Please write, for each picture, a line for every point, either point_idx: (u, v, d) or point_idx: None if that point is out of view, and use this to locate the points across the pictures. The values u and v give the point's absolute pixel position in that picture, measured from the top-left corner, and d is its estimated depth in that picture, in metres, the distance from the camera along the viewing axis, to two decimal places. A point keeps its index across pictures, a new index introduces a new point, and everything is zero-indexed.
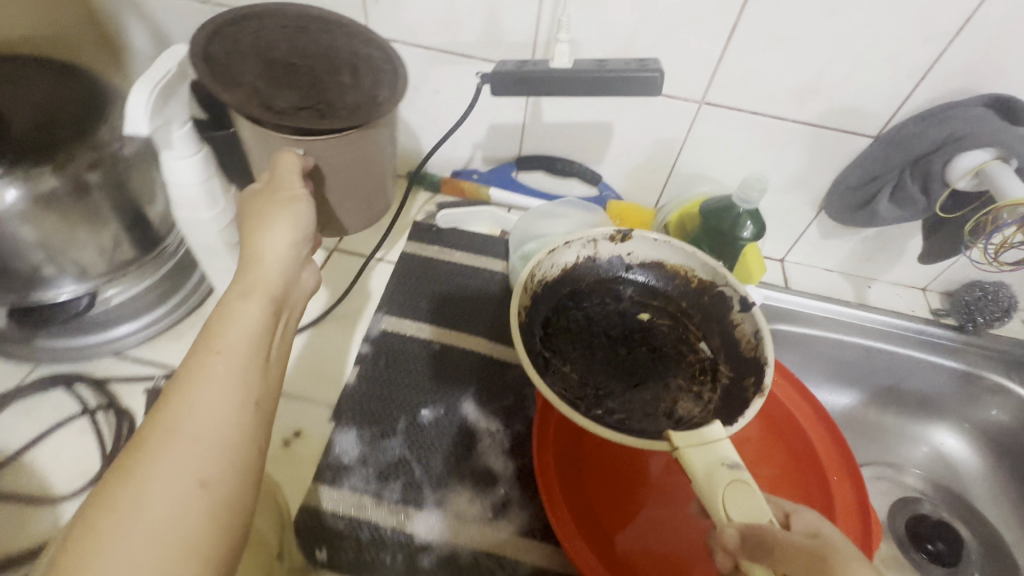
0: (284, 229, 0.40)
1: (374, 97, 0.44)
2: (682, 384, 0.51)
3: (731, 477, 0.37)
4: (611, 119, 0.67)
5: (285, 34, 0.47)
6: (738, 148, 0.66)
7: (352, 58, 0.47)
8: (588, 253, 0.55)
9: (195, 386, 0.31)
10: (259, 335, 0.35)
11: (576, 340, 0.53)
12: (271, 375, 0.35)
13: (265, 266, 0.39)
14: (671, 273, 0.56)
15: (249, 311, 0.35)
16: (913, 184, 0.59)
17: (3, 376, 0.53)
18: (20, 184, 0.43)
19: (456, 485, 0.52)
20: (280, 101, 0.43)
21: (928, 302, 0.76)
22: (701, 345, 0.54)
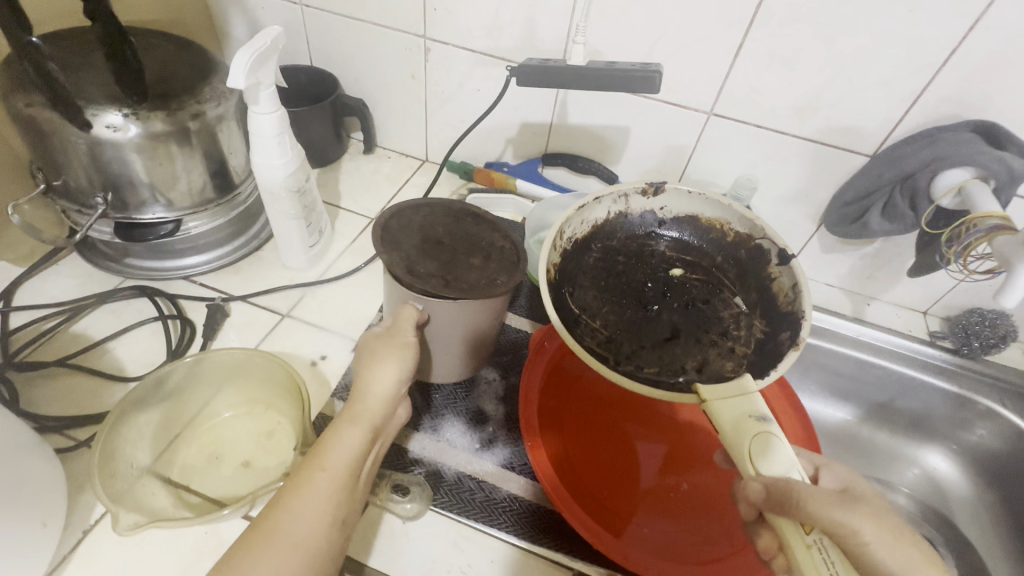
0: (392, 369, 0.47)
1: (493, 281, 0.49)
2: (715, 338, 0.53)
3: (758, 429, 0.39)
4: (629, 124, 0.75)
5: (446, 215, 0.55)
6: (743, 159, 0.73)
7: (493, 240, 0.54)
8: (620, 210, 0.59)
9: (303, 498, 0.39)
10: (356, 458, 0.43)
11: (608, 294, 0.56)
12: (357, 491, 0.43)
13: (372, 397, 0.46)
14: (706, 227, 0.59)
15: (353, 436, 0.43)
16: (902, 201, 0.64)
17: (100, 283, 0.65)
18: (140, 124, 0.54)
19: (450, 418, 0.59)
20: (421, 266, 0.50)
21: (927, 325, 0.79)
22: (736, 299, 0.56)
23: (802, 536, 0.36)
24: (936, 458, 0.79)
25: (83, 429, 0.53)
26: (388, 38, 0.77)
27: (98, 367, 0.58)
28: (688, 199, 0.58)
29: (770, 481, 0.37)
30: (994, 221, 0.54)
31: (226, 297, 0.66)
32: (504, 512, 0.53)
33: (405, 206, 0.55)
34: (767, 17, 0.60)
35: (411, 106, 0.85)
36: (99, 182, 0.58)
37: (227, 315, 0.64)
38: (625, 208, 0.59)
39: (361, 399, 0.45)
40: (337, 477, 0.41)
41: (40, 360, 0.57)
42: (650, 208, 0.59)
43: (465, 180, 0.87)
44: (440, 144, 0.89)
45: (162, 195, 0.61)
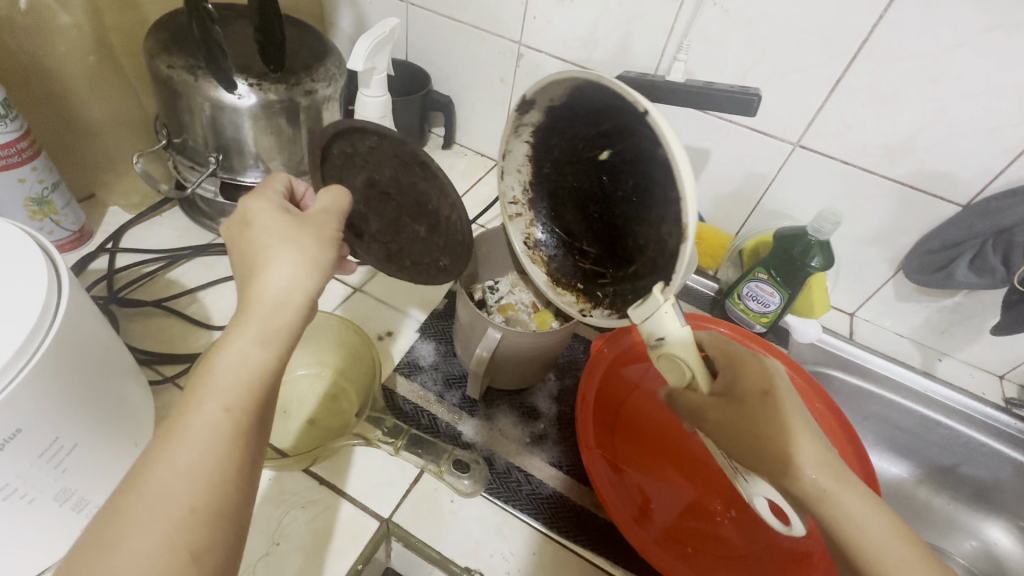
0: (290, 265, 0.37)
1: (438, 266, 0.53)
2: (655, 219, 0.43)
3: (660, 354, 0.44)
4: (709, 147, 0.75)
5: (392, 156, 0.48)
6: (824, 193, 0.72)
7: (439, 207, 0.49)
8: (531, 132, 0.48)
9: (184, 444, 0.29)
10: (259, 381, 0.33)
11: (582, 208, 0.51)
12: (264, 427, 0.33)
13: (278, 308, 0.35)
14: (583, 87, 0.40)
15: (258, 357, 0.33)
16: (994, 256, 0.62)
17: (197, 238, 0.70)
18: (259, 94, 0.59)
19: (504, 410, 0.60)
20: (367, 227, 0.54)
21: (1003, 390, 0.75)
22: (653, 159, 0.39)
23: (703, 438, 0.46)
24: (998, 532, 0.74)
25: (170, 366, 0.57)
26: (483, 41, 0.81)
27: (188, 313, 0.62)
28: (563, 81, 0.40)
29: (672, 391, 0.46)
30: None
31: None
32: (549, 508, 0.53)
33: (350, 132, 0.49)
34: (870, 53, 0.59)
35: (495, 107, 0.88)
36: (213, 143, 0.63)
37: None
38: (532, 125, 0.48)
39: (254, 312, 0.34)
40: (241, 415, 0.31)
41: (140, 298, 0.62)
42: (542, 108, 0.45)
43: None
44: None
45: (263, 162, 0.65)
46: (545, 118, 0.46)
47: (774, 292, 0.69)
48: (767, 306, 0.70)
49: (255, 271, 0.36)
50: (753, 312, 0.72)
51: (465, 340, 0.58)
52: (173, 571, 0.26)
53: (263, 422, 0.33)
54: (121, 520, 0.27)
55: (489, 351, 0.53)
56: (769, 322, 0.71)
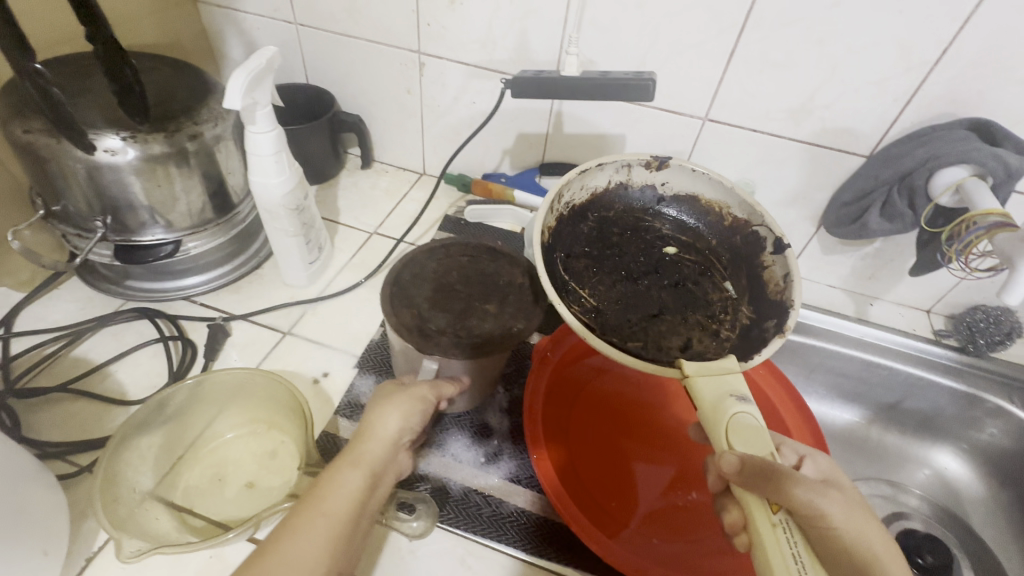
0: (396, 411, 0.44)
1: (510, 330, 0.50)
2: (702, 319, 0.50)
3: (737, 409, 0.38)
4: (624, 132, 0.75)
5: (460, 257, 0.57)
6: (740, 162, 0.73)
7: (511, 279, 0.55)
8: (620, 179, 0.56)
9: (289, 551, 0.36)
10: (353, 509, 0.39)
11: (595, 265, 0.54)
12: (347, 551, 0.39)
13: (373, 444, 0.43)
14: (706, 208, 0.56)
15: (352, 479, 0.40)
16: (901, 201, 0.64)
17: (102, 306, 0.65)
18: (138, 147, 0.55)
19: (456, 433, 0.59)
20: (432, 321, 0.50)
21: (931, 323, 0.78)
22: (726, 284, 0.53)
23: (768, 514, 0.35)
24: (948, 458, 0.78)
25: (83, 453, 0.52)
26: (382, 54, 0.78)
27: (99, 391, 0.57)
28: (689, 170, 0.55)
29: (747, 455, 0.35)
30: (995, 218, 0.50)
31: (227, 316, 0.66)
32: (511, 526, 0.52)
33: (416, 256, 0.56)
34: (757, 22, 0.60)
35: (408, 120, 0.85)
36: (98, 205, 0.58)
37: (228, 335, 0.64)
38: (626, 178, 0.57)
39: (362, 443, 0.43)
40: (333, 530, 0.38)
41: (40, 385, 0.57)
42: (659, 174, 0.56)
43: (463, 192, 0.88)
44: (436, 155, 0.89)
45: (162, 216, 0.61)
46: (641, 187, 0.57)
47: None
48: None
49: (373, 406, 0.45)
50: None
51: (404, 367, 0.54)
52: None
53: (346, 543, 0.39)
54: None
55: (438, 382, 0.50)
56: None
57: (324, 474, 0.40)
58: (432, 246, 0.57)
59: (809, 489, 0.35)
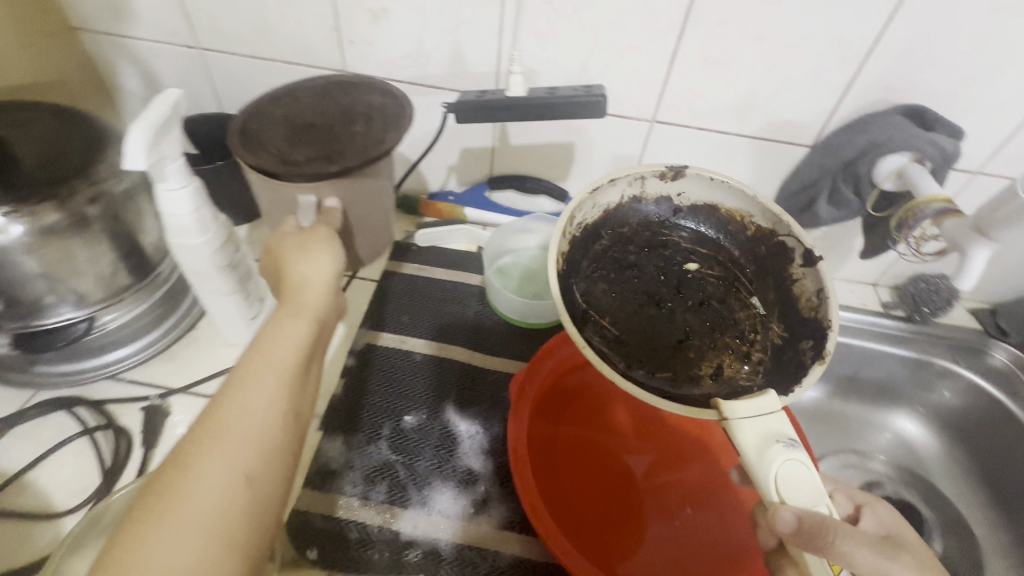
0: (315, 258, 0.51)
1: (382, 140, 0.55)
2: (731, 340, 0.54)
3: (787, 455, 0.39)
4: (573, 139, 0.72)
5: (310, 97, 0.60)
6: (691, 160, 0.72)
7: (368, 109, 0.59)
8: (634, 192, 0.58)
9: (250, 386, 0.39)
10: (302, 347, 0.44)
11: (616, 287, 0.56)
12: (306, 383, 0.43)
13: (309, 292, 0.49)
14: (726, 217, 0.58)
15: (297, 324, 0.45)
16: (846, 188, 0.65)
17: (7, 402, 0.57)
18: (26, 221, 0.46)
19: (439, 485, 0.55)
20: (298, 154, 0.53)
21: (879, 296, 0.82)
22: (754, 299, 0.56)
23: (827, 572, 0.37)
24: (907, 421, 0.82)
25: None
26: (303, 76, 0.71)
27: (19, 507, 0.50)
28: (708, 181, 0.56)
29: (804, 512, 0.37)
30: (940, 205, 0.51)
31: (164, 392, 0.59)
32: None
33: (263, 112, 0.58)
34: (696, 22, 0.59)
35: None
36: None
37: (168, 415, 0.57)
38: (639, 191, 0.58)
39: (294, 295, 0.48)
40: (286, 372, 0.41)
41: None
42: (676, 186, 0.57)
43: (410, 214, 0.83)
44: None
45: (66, 292, 0.53)
46: (655, 196, 0.58)
47: None
48: None
49: (292, 258, 0.51)
50: None
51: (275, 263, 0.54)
52: (238, 492, 0.35)
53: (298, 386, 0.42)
54: (186, 466, 0.35)
55: (326, 215, 0.56)
56: None
57: (266, 326, 0.44)
58: (276, 97, 0.60)
59: (866, 545, 0.37)
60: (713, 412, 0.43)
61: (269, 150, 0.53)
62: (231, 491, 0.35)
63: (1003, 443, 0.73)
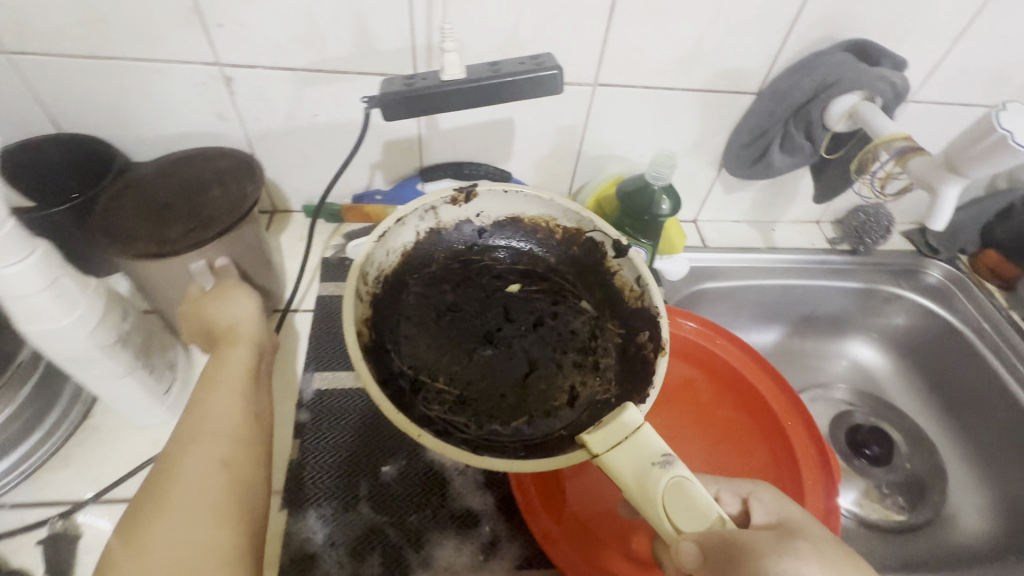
0: (241, 297, 0.47)
1: (245, 193, 0.51)
2: (576, 355, 0.53)
3: (667, 477, 0.36)
4: (512, 114, 0.64)
5: (151, 181, 0.53)
6: (639, 123, 0.67)
7: (217, 173, 0.54)
8: (430, 224, 0.55)
9: (216, 402, 0.40)
10: (248, 365, 0.44)
11: (440, 340, 0.51)
12: (262, 396, 0.44)
13: (239, 327, 0.46)
14: (532, 226, 0.58)
15: (239, 352, 0.44)
16: (798, 134, 0.63)
17: None
18: None
19: (439, 537, 0.48)
20: (169, 232, 0.49)
21: (824, 233, 0.84)
22: (583, 301, 0.56)
23: None
24: (861, 347, 0.86)
25: None
26: (164, 76, 0.56)
27: None
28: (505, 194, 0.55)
29: (703, 539, 0.33)
30: (900, 144, 0.50)
31: (66, 510, 0.46)
32: None
33: (105, 209, 0.50)
34: None
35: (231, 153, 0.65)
36: None
37: (76, 539, 0.45)
38: (435, 220, 0.56)
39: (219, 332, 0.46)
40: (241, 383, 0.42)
41: None
42: (473, 210, 0.56)
43: (336, 224, 0.72)
44: (284, 188, 0.70)
45: None
46: (454, 224, 0.56)
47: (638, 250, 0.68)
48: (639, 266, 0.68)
49: (209, 310, 0.46)
50: None
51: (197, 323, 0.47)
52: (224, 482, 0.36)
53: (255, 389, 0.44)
54: (177, 455, 0.36)
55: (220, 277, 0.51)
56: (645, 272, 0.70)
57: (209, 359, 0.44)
58: (115, 189, 0.52)
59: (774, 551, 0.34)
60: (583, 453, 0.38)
61: (134, 238, 0.47)
62: (215, 491, 0.35)
63: (946, 354, 0.78)
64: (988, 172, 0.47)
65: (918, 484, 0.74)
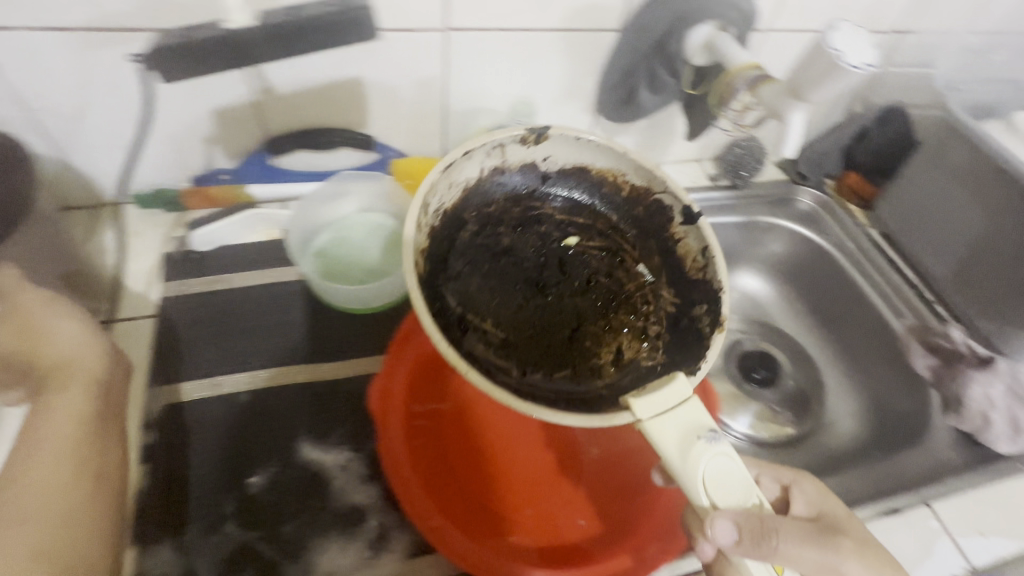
0: (61, 321, 0.45)
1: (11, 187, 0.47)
2: (625, 317, 0.53)
3: (710, 453, 0.38)
4: (358, 70, 0.57)
5: None
6: (502, 70, 0.62)
7: None
8: (496, 162, 0.53)
9: (34, 467, 0.38)
10: (85, 410, 0.41)
11: (499, 280, 0.54)
12: (107, 445, 0.42)
13: (72, 363, 0.43)
14: (598, 178, 0.56)
15: (70, 398, 0.41)
16: (662, 71, 0.62)
17: None
18: None
19: (320, 541, 0.45)
20: None
21: (704, 171, 0.85)
22: (638, 266, 0.56)
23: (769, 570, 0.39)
24: (749, 278, 0.88)
25: None
26: None
27: None
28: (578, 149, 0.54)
29: (738, 517, 0.37)
30: (754, 72, 0.51)
31: None
32: None
33: None
34: None
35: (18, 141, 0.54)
36: None
37: None
38: (501, 159, 0.53)
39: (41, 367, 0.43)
40: (78, 441, 0.40)
41: None
42: (538, 148, 0.53)
43: (176, 212, 0.63)
44: (101, 177, 0.60)
45: None
46: (518, 164, 0.54)
47: None
48: None
49: (32, 340, 0.44)
50: None
51: (13, 362, 0.44)
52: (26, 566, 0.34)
53: (105, 417, 0.43)
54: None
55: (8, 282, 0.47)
56: None
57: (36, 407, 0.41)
58: None
59: (803, 544, 0.39)
60: (626, 412, 0.40)
61: None
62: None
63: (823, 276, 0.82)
64: (825, 97, 0.48)
65: (803, 398, 0.77)
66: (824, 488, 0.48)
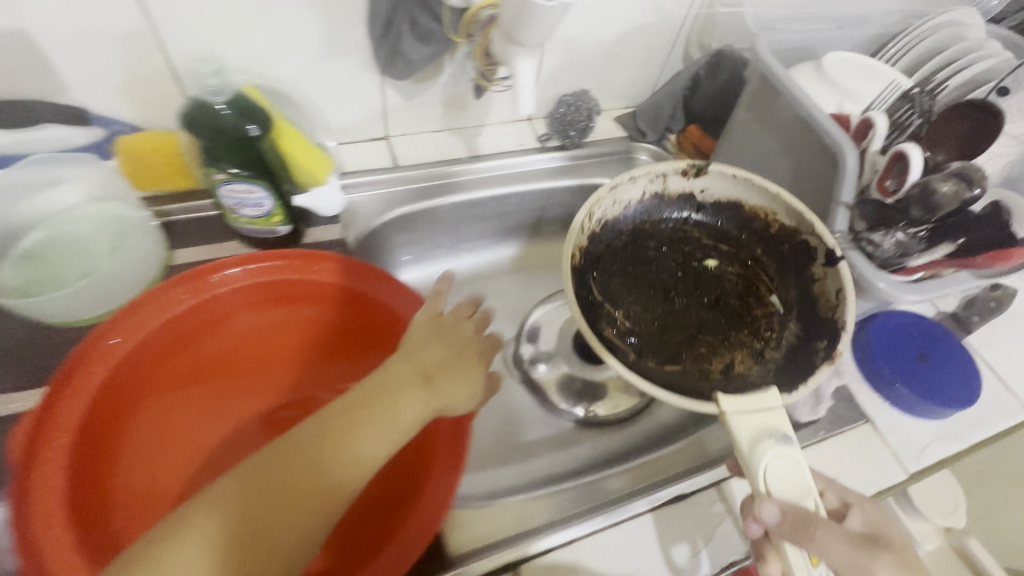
0: (417, 404, 0.43)
1: None
2: (743, 338, 0.54)
3: (776, 451, 0.40)
4: (19, 23, 0.45)
5: None
6: (229, 20, 0.51)
7: None
8: (654, 188, 0.58)
9: (176, 545, 0.34)
10: (266, 484, 0.37)
11: (629, 282, 0.56)
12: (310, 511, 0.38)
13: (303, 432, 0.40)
14: (750, 214, 0.58)
15: (375, 448, 0.41)
16: (422, 15, 0.53)
17: None
18: None
19: None
20: None
21: (534, 130, 0.77)
22: (771, 297, 0.56)
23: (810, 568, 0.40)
24: None
25: None
26: None
27: None
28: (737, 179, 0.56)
29: (790, 506, 0.38)
30: None
31: None
32: None
33: None
34: None
35: None
36: None
37: None
38: (659, 186, 0.58)
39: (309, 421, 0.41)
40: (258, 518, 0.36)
41: None
42: (703, 179, 0.57)
43: None
44: None
45: None
46: (678, 192, 0.58)
47: (250, 188, 0.51)
48: (261, 205, 0.53)
49: (337, 448, 0.40)
50: (258, 219, 0.54)
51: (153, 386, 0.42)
52: None
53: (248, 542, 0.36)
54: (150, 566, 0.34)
55: None
56: (282, 217, 0.55)
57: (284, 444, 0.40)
58: None
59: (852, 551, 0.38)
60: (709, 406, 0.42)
61: None
62: None
63: None
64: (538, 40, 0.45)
65: None
66: (886, 513, 0.46)
